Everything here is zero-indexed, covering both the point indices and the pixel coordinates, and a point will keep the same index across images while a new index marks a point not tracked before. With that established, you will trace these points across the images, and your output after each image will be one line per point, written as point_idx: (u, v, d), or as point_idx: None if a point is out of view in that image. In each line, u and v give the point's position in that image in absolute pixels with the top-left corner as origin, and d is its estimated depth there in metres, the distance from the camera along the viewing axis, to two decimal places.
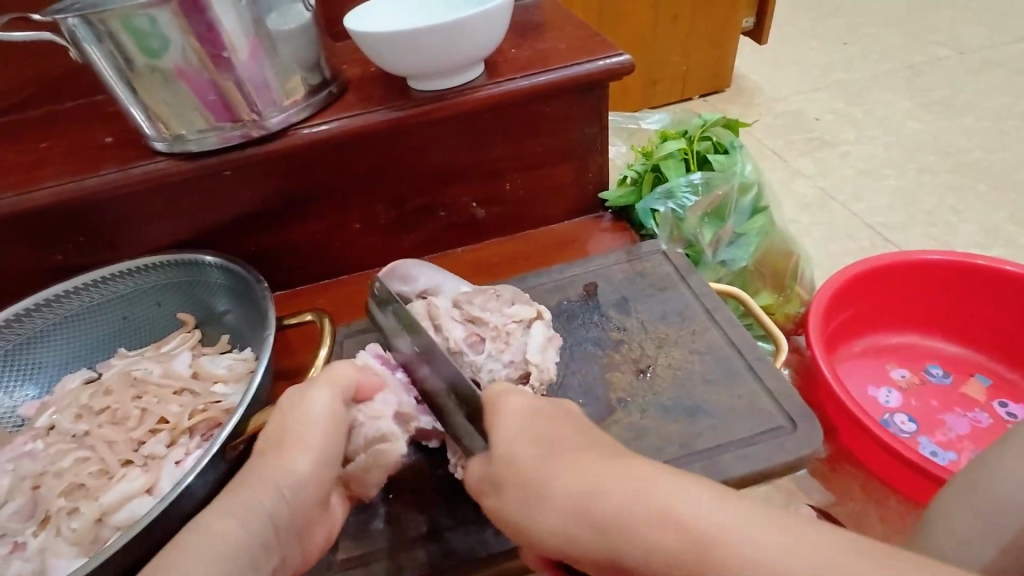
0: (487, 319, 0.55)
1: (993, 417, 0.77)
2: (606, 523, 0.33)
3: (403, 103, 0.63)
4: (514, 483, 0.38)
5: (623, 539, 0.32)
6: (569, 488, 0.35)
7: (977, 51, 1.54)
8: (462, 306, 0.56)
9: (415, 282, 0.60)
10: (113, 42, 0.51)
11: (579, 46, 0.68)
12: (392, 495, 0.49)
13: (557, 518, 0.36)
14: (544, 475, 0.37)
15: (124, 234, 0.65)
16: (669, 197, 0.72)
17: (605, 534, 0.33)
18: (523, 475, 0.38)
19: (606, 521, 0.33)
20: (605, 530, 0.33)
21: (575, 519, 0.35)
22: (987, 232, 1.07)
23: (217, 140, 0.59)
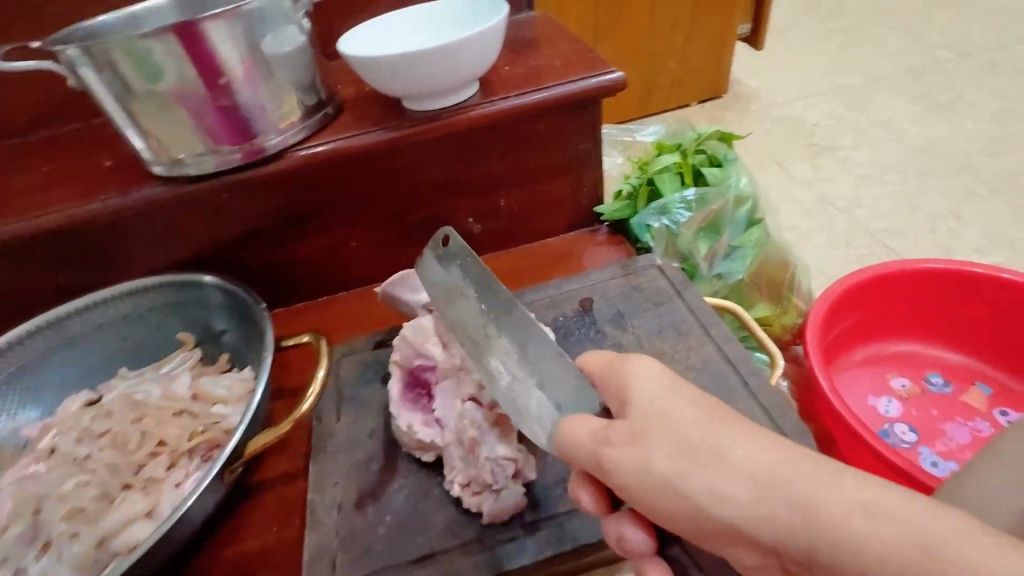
0: None
1: (994, 426, 0.76)
2: (758, 515, 0.28)
3: (398, 123, 0.63)
4: (628, 442, 0.33)
5: (751, 512, 0.29)
6: (698, 458, 0.31)
7: (975, 53, 1.54)
8: None
9: (420, 293, 0.59)
10: (111, 70, 0.52)
11: (573, 62, 0.68)
12: (388, 516, 0.49)
13: (679, 489, 0.31)
14: (673, 437, 0.32)
15: (125, 255, 0.65)
16: (663, 212, 0.72)
17: (715, 509, 0.29)
18: (639, 443, 0.33)
19: (756, 510, 0.28)
20: (749, 501, 0.29)
21: (685, 484, 0.30)
22: (988, 237, 1.07)
23: (215, 163, 0.59)
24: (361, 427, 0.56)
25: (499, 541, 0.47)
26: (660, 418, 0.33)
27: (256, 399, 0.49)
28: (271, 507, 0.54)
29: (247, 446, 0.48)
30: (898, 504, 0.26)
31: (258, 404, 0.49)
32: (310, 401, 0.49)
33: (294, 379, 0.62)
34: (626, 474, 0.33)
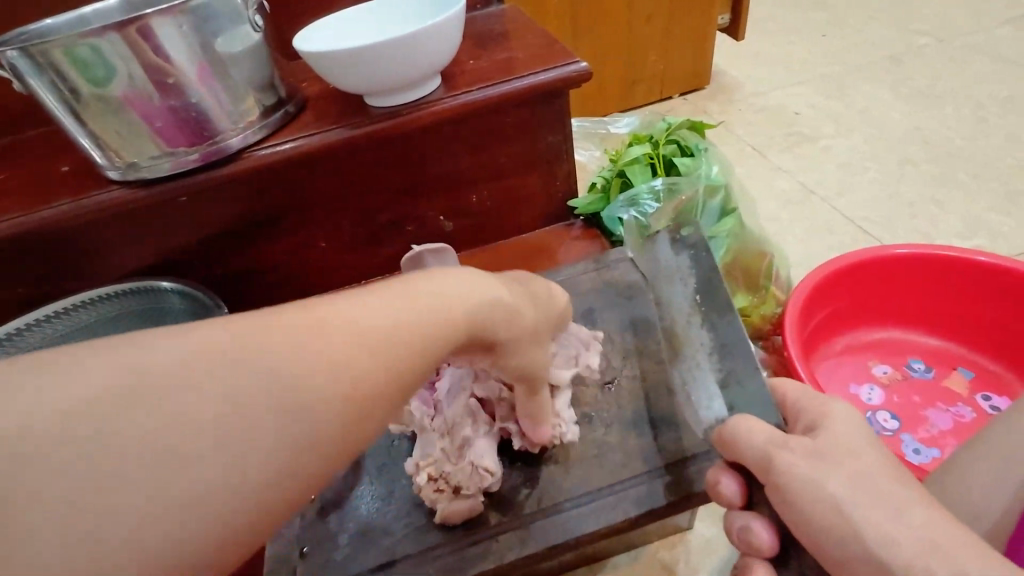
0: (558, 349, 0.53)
1: (976, 411, 0.76)
2: (875, 513, 0.34)
3: (359, 120, 0.62)
4: (810, 453, 0.37)
5: (867, 514, 0.34)
6: (870, 466, 0.36)
7: (956, 38, 1.53)
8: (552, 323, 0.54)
9: None
10: (55, 72, 0.50)
11: (539, 54, 0.67)
12: (352, 523, 0.48)
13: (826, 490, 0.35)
14: (852, 448, 0.37)
15: (85, 263, 0.64)
16: (632, 204, 0.70)
17: (863, 505, 0.34)
18: (811, 449, 0.37)
19: (881, 507, 0.34)
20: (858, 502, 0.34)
21: (838, 483, 0.35)
22: (969, 222, 1.06)
23: (172, 166, 0.58)
24: None
25: (463, 545, 0.45)
26: (831, 426, 0.38)
27: None
28: None
29: None
30: (940, 516, 0.33)
31: None
32: None
33: None
34: (798, 476, 0.36)
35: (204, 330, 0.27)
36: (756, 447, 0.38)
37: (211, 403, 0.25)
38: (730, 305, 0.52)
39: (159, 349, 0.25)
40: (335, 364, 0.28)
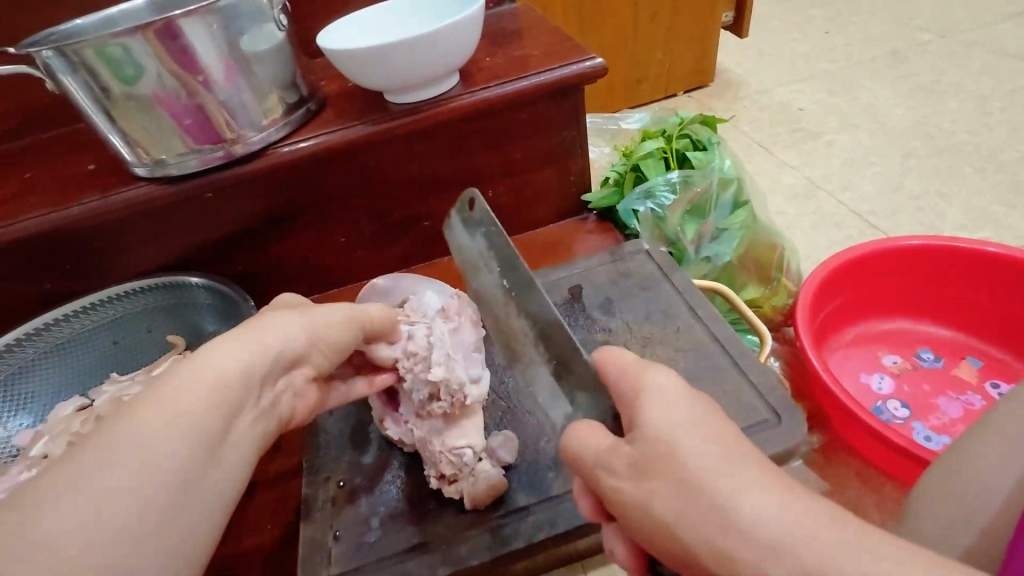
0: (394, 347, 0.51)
1: (986, 399, 0.77)
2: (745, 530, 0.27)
3: (380, 116, 0.63)
4: (631, 464, 0.32)
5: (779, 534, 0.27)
6: (689, 479, 0.29)
7: (958, 34, 1.54)
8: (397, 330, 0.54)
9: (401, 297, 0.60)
10: (88, 71, 0.51)
11: (553, 51, 0.68)
12: (382, 508, 0.49)
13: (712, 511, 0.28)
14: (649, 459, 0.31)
15: (112, 259, 0.65)
16: (648, 197, 0.72)
17: (712, 524, 0.28)
18: (661, 464, 0.30)
19: (707, 518, 0.28)
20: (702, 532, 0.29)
21: (669, 502, 0.30)
22: (975, 214, 1.07)
23: (198, 162, 0.59)
24: (352, 421, 0.55)
25: (494, 526, 0.47)
26: (642, 422, 0.32)
27: None
28: (265, 504, 0.54)
29: None
30: (882, 539, 0.26)
31: None
32: None
33: None
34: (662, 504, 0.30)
35: (192, 365, 0.36)
36: (588, 462, 0.34)
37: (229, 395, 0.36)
38: (531, 282, 0.43)
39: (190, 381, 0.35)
40: (226, 378, 0.36)
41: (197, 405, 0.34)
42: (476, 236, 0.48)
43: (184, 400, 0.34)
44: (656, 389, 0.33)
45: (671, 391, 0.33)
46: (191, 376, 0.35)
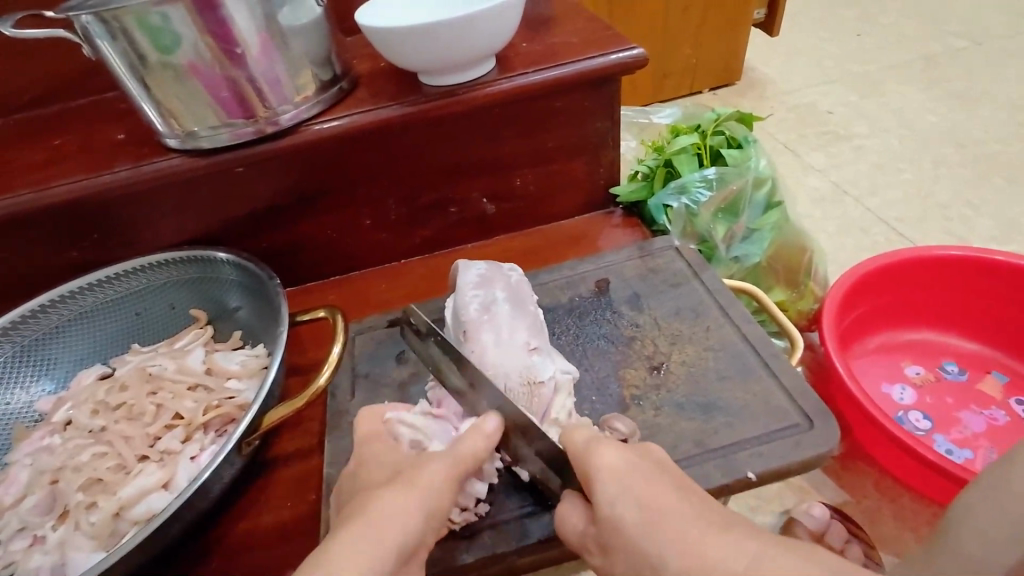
0: (502, 359, 0.51)
1: (1010, 415, 0.75)
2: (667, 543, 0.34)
3: (414, 99, 0.62)
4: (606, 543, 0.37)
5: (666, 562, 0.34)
6: (636, 552, 0.35)
7: (994, 40, 1.51)
8: (467, 332, 0.53)
9: (487, 288, 0.56)
10: (126, 39, 0.50)
11: (591, 39, 0.67)
12: None
13: (652, 545, 0.35)
14: (613, 521, 0.36)
15: (140, 231, 0.65)
16: (681, 192, 0.71)
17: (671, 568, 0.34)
18: (612, 540, 0.37)
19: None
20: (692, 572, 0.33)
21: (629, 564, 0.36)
22: (1005, 226, 1.05)
23: (229, 136, 0.59)
24: (372, 405, 0.56)
25: (520, 515, 0.48)
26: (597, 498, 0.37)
27: (271, 375, 0.49)
28: (288, 481, 0.54)
29: (263, 418, 0.48)
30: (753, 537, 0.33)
31: (273, 380, 0.49)
32: (328, 373, 0.49)
33: (308, 358, 0.62)
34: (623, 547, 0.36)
35: (393, 502, 0.38)
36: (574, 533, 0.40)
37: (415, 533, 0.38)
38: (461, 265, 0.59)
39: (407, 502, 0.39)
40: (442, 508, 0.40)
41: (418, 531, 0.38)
42: (431, 345, 0.51)
43: (397, 524, 0.38)
44: (606, 467, 0.38)
45: (623, 462, 0.38)
46: (374, 531, 0.37)
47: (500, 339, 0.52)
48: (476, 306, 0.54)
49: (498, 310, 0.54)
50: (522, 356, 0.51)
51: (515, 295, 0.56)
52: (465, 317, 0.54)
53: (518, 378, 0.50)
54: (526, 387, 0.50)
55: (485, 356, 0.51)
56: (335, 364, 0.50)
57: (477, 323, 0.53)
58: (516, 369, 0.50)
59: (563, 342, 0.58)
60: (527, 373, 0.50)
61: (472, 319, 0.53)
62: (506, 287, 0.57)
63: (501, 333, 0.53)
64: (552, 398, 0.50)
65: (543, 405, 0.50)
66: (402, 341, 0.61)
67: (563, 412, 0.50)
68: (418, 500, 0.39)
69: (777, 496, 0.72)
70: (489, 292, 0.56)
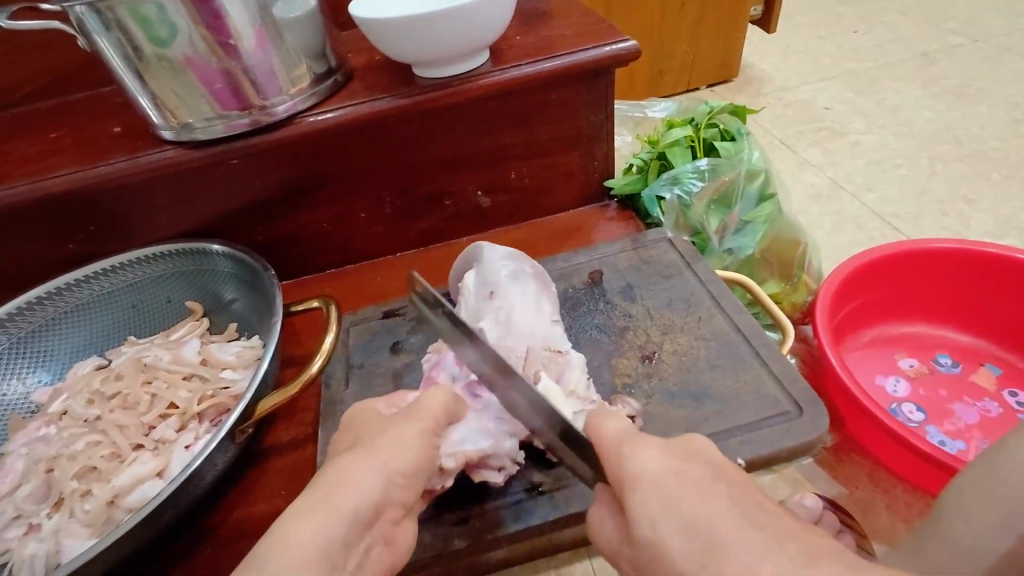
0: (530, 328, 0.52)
1: (1003, 407, 0.76)
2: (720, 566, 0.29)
3: (407, 91, 0.62)
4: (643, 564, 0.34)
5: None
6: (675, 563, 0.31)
7: (991, 38, 1.51)
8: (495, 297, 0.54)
9: (518, 259, 0.57)
10: (120, 30, 0.51)
11: (585, 32, 0.67)
12: None
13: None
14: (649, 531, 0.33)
15: (136, 223, 0.65)
16: (675, 183, 0.72)
17: None
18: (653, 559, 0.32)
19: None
20: None
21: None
22: (1000, 222, 1.06)
23: (224, 128, 0.59)
24: (367, 395, 0.56)
25: (516, 501, 0.48)
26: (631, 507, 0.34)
27: (264, 363, 0.49)
28: (282, 470, 0.54)
29: (257, 407, 0.48)
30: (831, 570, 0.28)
31: (266, 368, 0.49)
32: (321, 362, 0.49)
33: (303, 349, 0.63)
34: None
35: (358, 467, 0.37)
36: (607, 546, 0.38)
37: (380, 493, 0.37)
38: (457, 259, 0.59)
39: (375, 449, 0.39)
40: (417, 466, 0.40)
41: (382, 489, 0.37)
42: (441, 317, 0.49)
43: (368, 471, 0.37)
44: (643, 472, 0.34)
45: (663, 467, 0.34)
46: (325, 491, 0.36)
47: (526, 307, 0.54)
48: (507, 273, 0.55)
49: (525, 282, 0.56)
50: (546, 326, 0.53)
51: (538, 272, 0.57)
52: (496, 281, 0.54)
53: (541, 346, 0.52)
54: (548, 355, 0.51)
55: (513, 320, 0.52)
56: (328, 353, 0.50)
57: (506, 289, 0.54)
58: (538, 336, 0.52)
59: None
60: (548, 341, 0.52)
61: (503, 284, 0.54)
62: (534, 263, 0.58)
63: (527, 303, 0.54)
64: (568, 369, 0.50)
65: (560, 373, 0.50)
66: (396, 331, 0.61)
67: (581, 385, 0.50)
68: (377, 460, 0.38)
69: (771, 487, 0.72)
70: (521, 263, 0.56)
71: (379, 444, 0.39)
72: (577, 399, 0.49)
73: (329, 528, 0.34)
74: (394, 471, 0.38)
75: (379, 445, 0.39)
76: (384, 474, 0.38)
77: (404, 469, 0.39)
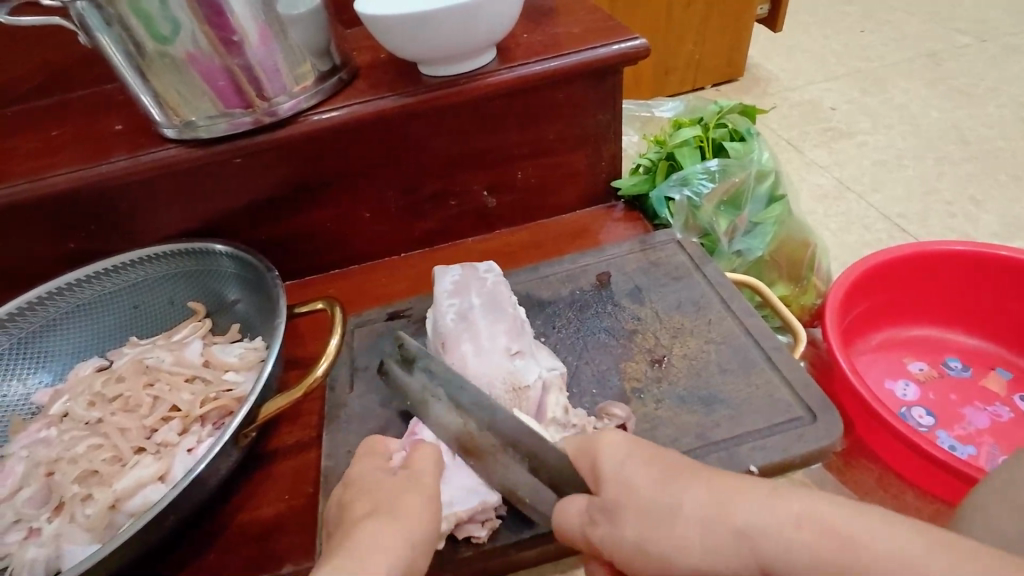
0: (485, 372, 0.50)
1: (1014, 411, 0.75)
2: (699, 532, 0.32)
3: (412, 89, 0.61)
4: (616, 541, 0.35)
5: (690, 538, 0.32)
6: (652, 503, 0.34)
7: (999, 37, 1.50)
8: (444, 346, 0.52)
9: (464, 295, 0.56)
10: (122, 26, 0.50)
11: (593, 30, 0.66)
12: None
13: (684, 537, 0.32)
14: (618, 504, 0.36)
15: (137, 222, 0.65)
16: (684, 184, 0.71)
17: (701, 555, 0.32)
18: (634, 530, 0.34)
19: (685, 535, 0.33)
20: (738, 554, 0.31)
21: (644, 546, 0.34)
22: (1009, 223, 1.05)
23: (227, 126, 0.58)
24: (372, 398, 0.55)
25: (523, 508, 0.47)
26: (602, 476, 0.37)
27: (268, 366, 0.48)
28: (286, 474, 0.54)
29: (261, 410, 0.47)
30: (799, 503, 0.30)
31: (270, 371, 0.48)
32: (325, 365, 0.48)
33: (307, 350, 0.62)
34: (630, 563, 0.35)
35: (383, 534, 0.37)
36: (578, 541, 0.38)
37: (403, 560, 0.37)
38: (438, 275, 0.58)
39: (397, 511, 0.39)
40: (430, 542, 0.39)
41: (401, 559, 0.37)
42: (413, 374, 0.51)
43: (396, 535, 0.38)
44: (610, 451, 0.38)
45: (618, 441, 0.38)
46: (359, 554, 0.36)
47: (479, 347, 0.51)
48: (452, 316, 0.54)
49: (474, 318, 0.54)
50: (504, 362, 0.50)
51: (490, 300, 0.55)
52: (442, 328, 0.53)
53: (501, 385, 0.49)
54: (512, 393, 0.49)
55: (468, 366, 0.50)
56: (333, 356, 0.49)
57: (454, 333, 0.53)
58: (496, 377, 0.50)
59: (563, 335, 0.57)
60: (512, 377, 0.50)
61: (450, 330, 0.53)
62: (481, 291, 0.56)
63: (479, 341, 0.52)
64: (543, 398, 0.49)
65: (535, 406, 0.49)
66: (400, 334, 0.60)
67: (559, 409, 0.49)
68: (402, 524, 0.38)
69: None
70: (464, 299, 0.55)
71: (402, 505, 0.40)
72: (556, 427, 0.48)
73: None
74: (420, 534, 0.39)
75: (402, 508, 0.40)
76: (408, 539, 0.38)
77: (427, 533, 0.39)
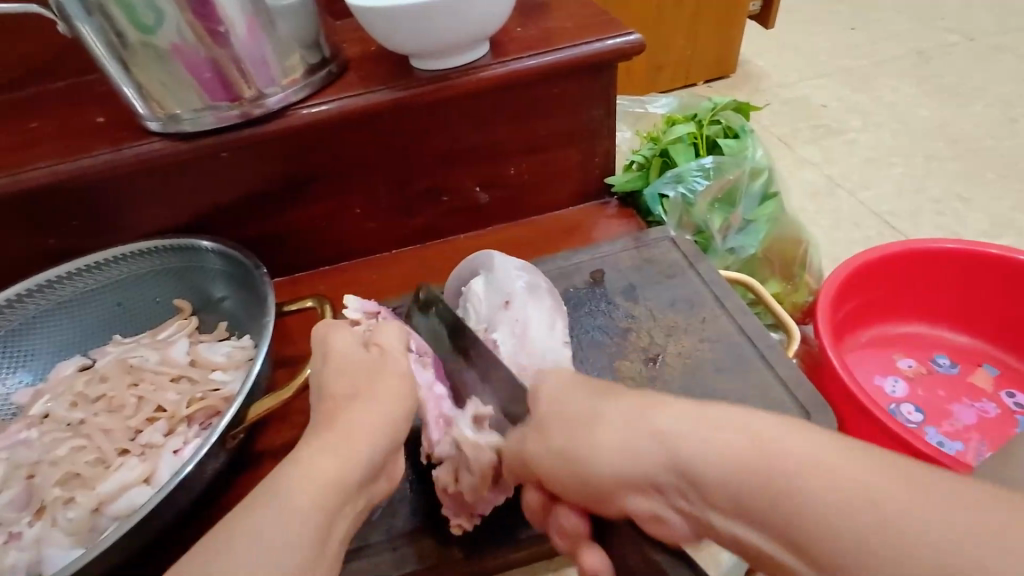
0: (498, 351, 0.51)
1: (1000, 407, 0.76)
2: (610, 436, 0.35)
3: (405, 83, 0.60)
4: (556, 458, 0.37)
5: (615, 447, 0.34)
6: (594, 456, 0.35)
7: (984, 36, 1.51)
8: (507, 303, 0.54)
9: (502, 273, 0.56)
10: (103, 15, 0.49)
11: (587, 24, 0.65)
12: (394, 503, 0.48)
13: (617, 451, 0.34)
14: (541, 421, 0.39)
15: (120, 217, 0.63)
16: (678, 181, 0.71)
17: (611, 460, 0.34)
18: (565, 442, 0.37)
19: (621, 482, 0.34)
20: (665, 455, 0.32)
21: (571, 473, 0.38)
22: (996, 222, 1.06)
23: (214, 120, 0.56)
24: None
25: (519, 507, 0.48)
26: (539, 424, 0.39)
27: (257, 366, 0.47)
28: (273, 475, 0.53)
29: (248, 412, 0.46)
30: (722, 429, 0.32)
31: (259, 371, 0.47)
32: None
33: (295, 349, 0.61)
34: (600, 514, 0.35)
35: (322, 453, 0.36)
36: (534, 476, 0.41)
37: (350, 480, 0.36)
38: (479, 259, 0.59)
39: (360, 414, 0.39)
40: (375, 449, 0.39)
41: (334, 483, 0.35)
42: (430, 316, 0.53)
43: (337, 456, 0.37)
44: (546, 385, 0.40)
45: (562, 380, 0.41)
46: (300, 475, 0.35)
47: (525, 329, 0.52)
48: (504, 295, 0.54)
49: (520, 302, 0.54)
50: (559, 347, 0.52)
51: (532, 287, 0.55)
52: (510, 291, 0.55)
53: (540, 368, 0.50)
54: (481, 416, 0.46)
55: (529, 330, 0.52)
56: None
57: (519, 297, 0.54)
58: (550, 353, 0.51)
59: None
60: (560, 362, 0.51)
61: (515, 290, 0.54)
62: (516, 278, 0.55)
63: (529, 319, 0.53)
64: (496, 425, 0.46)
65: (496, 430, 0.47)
66: None
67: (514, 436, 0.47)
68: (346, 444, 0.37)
69: None
70: (513, 287, 0.55)
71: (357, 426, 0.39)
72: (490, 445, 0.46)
73: (336, 482, 0.35)
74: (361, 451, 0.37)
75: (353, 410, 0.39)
76: (356, 459, 0.37)
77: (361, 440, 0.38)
